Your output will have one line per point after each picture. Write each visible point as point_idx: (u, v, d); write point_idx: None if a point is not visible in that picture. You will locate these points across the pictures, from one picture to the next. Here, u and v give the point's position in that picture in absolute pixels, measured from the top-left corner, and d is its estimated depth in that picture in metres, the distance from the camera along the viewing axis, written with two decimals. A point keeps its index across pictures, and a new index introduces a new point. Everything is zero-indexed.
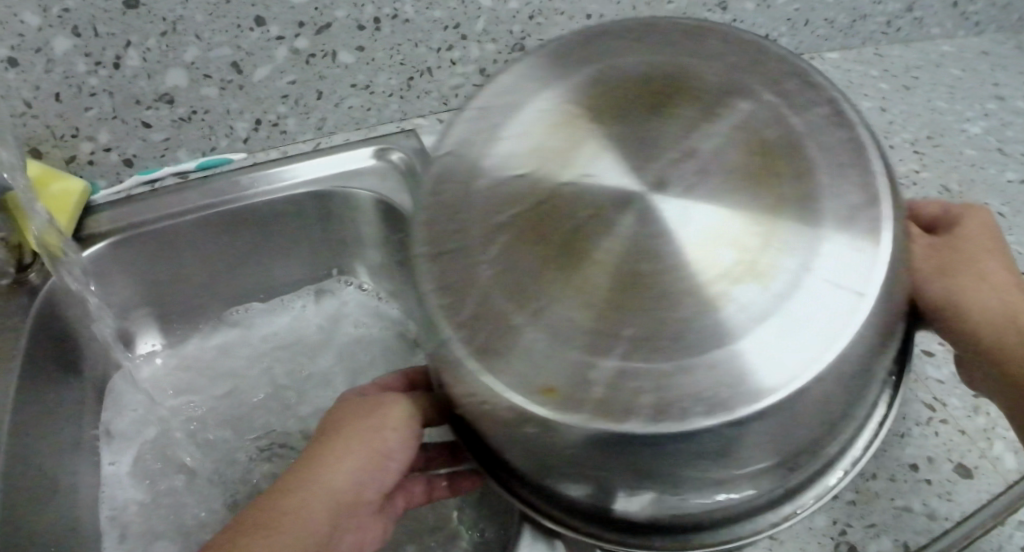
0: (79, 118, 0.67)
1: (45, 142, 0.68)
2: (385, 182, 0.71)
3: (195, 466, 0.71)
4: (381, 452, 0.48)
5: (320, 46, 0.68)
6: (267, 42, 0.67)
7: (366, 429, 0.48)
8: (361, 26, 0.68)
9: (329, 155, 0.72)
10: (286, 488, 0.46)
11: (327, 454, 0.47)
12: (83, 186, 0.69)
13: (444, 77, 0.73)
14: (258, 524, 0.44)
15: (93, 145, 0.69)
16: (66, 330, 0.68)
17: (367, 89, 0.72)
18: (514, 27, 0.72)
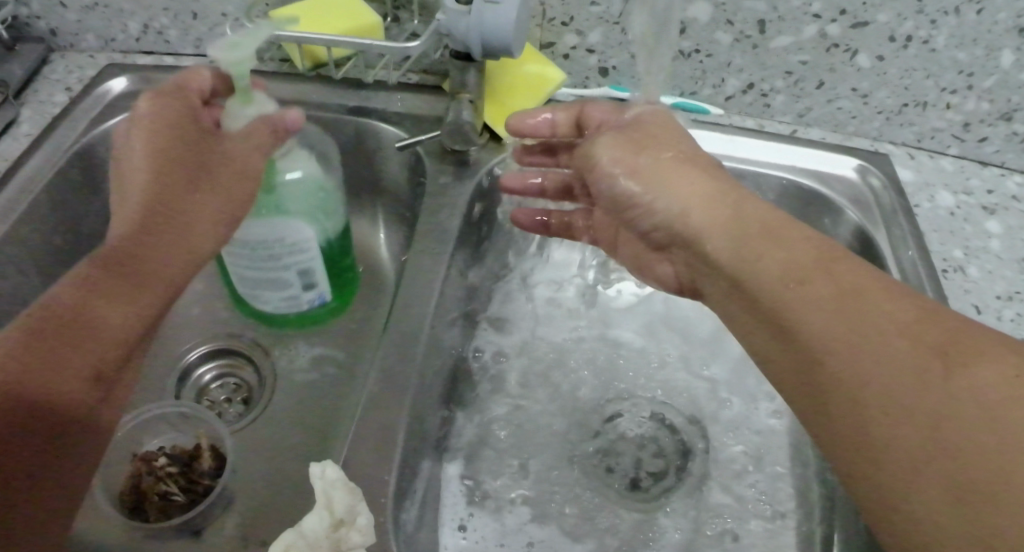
0: (581, 11, 0.60)
1: (532, 19, 0.61)
2: (857, 198, 0.65)
3: (523, 403, 0.63)
4: (858, 343, 0.38)
5: (848, 41, 0.62)
6: (802, 15, 0.60)
7: (831, 312, 0.39)
8: (893, 38, 0.62)
9: (806, 148, 0.66)
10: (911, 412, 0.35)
11: (814, 343, 0.39)
12: (559, 77, 0.61)
13: (931, 116, 0.69)
14: (910, 464, 0.35)
15: (578, 42, 0.62)
16: (469, 211, 0.61)
17: (862, 98, 0.67)
18: (1015, 98, 0.66)
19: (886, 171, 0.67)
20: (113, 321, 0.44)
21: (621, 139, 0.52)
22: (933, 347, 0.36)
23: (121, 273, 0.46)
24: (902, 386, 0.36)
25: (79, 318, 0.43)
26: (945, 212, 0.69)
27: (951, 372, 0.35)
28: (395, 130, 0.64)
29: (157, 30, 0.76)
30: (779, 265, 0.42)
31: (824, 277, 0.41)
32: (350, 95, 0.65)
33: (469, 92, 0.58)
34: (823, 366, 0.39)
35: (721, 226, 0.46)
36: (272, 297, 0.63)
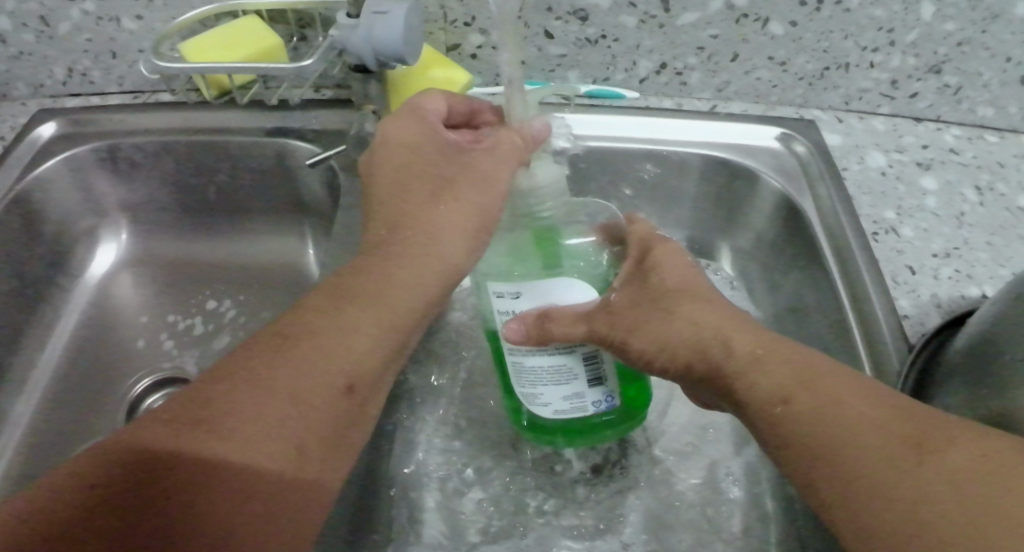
0: (482, 8, 0.59)
1: (433, 21, 0.61)
2: (782, 168, 0.64)
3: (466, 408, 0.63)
4: (816, 422, 0.39)
5: (758, 9, 0.61)
6: None
7: (790, 387, 0.41)
8: (804, 1, 0.61)
9: (727, 122, 0.66)
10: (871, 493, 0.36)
11: (781, 417, 0.41)
12: (465, 79, 0.61)
13: (856, 77, 0.68)
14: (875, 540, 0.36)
15: (483, 40, 0.62)
16: None
17: (781, 66, 0.67)
18: (940, 50, 0.66)
19: (812, 138, 0.66)
20: (247, 414, 0.39)
21: (612, 315, 0.47)
22: (900, 434, 0.37)
23: (349, 335, 0.44)
24: (877, 475, 0.36)
25: (284, 370, 0.41)
26: (876, 173, 0.68)
27: (923, 459, 0.36)
28: (310, 147, 0.63)
29: (81, 72, 0.75)
30: (743, 341, 0.44)
31: (806, 382, 0.41)
32: (268, 117, 0.65)
33: (373, 103, 0.60)
34: (810, 461, 0.39)
35: (712, 367, 0.45)
36: (554, 399, 0.50)
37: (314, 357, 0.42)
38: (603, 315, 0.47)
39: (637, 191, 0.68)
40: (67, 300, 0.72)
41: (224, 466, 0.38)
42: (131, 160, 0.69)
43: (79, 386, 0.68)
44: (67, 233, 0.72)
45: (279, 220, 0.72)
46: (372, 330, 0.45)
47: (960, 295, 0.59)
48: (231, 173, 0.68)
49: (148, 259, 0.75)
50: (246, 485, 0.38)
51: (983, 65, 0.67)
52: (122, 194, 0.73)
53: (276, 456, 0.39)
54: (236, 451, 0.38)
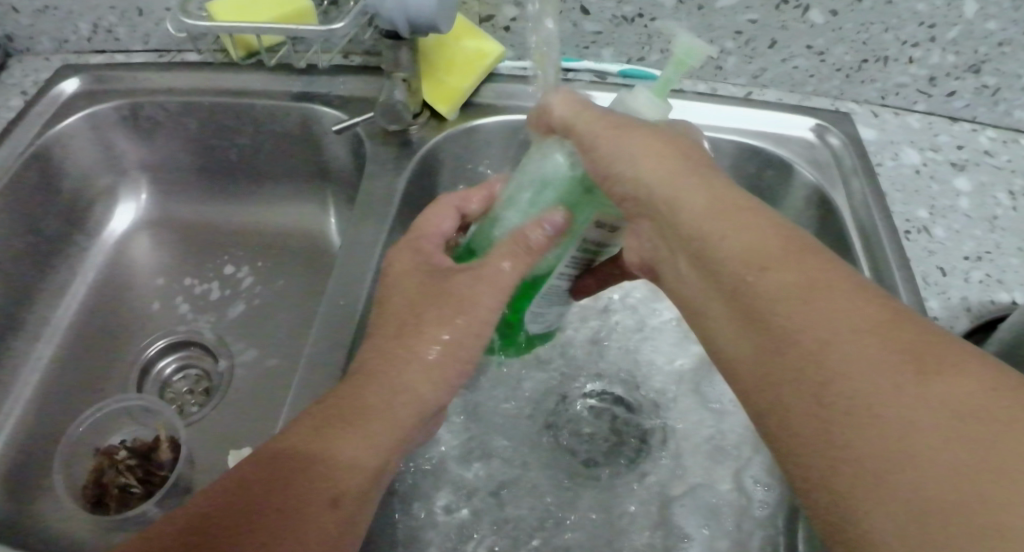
0: None
1: None
2: (816, 160, 0.63)
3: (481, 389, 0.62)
4: (800, 335, 0.34)
5: None
6: None
7: (772, 287, 0.35)
8: None
9: (761, 110, 0.64)
10: (842, 405, 0.31)
11: (760, 324, 0.36)
12: (497, 51, 0.59)
13: (894, 71, 0.67)
14: (838, 465, 0.31)
15: (517, 12, 0.60)
16: (413, 192, 0.60)
17: (818, 55, 0.65)
18: (981, 48, 0.64)
19: (846, 130, 0.64)
20: (335, 446, 0.41)
21: (610, 126, 0.43)
22: (904, 346, 0.31)
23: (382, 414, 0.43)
24: (872, 387, 0.31)
25: (326, 457, 0.41)
26: (909, 170, 0.67)
27: (927, 377, 0.30)
28: (337, 113, 0.62)
29: (107, 29, 0.74)
30: (743, 245, 0.37)
31: (794, 263, 0.36)
32: (295, 81, 0.64)
33: (403, 70, 0.57)
34: (797, 363, 0.33)
35: (675, 197, 0.40)
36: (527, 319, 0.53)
37: (378, 389, 0.43)
38: (609, 121, 0.44)
39: None
40: (83, 258, 0.71)
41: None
42: (154, 120, 0.68)
43: (92, 345, 0.67)
44: (87, 192, 0.71)
45: (299, 188, 0.71)
46: (397, 424, 0.44)
47: (990, 300, 0.58)
48: (254, 137, 0.67)
49: (167, 220, 0.74)
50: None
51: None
52: (142, 155, 0.72)
53: (347, 476, 0.41)
54: (268, 546, 0.37)
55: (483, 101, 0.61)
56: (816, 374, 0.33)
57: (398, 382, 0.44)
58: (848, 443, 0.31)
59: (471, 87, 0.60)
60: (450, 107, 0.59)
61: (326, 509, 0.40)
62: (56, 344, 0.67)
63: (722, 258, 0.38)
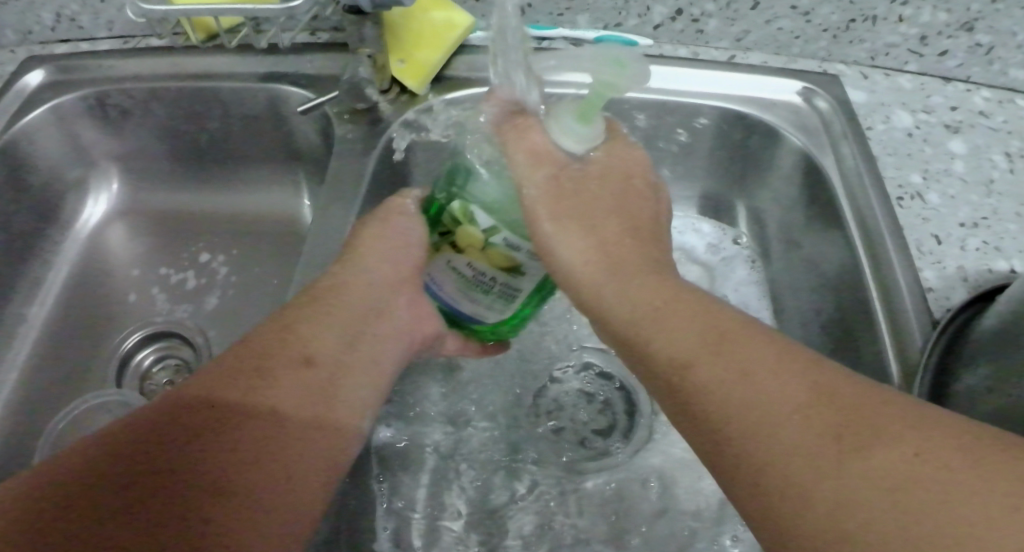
0: None
1: None
2: (804, 125, 0.60)
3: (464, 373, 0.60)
4: (727, 426, 0.36)
5: None
6: None
7: (707, 392, 0.37)
8: None
9: (746, 73, 0.61)
10: (767, 478, 0.34)
11: (697, 412, 0.37)
12: (467, 21, 0.57)
13: (884, 30, 0.64)
14: (770, 522, 0.34)
15: None
16: (387, 172, 0.58)
17: (804, 16, 0.62)
18: (976, 4, 0.61)
19: (835, 93, 0.62)
20: (301, 358, 0.42)
21: (554, 189, 0.44)
22: (827, 427, 0.33)
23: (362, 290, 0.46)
24: (800, 470, 0.33)
25: (307, 324, 0.43)
26: (901, 134, 0.65)
27: (846, 459, 0.32)
28: (305, 93, 0.60)
29: (70, 17, 0.72)
30: (671, 345, 0.39)
31: (717, 356, 0.37)
32: (260, 61, 0.62)
33: (369, 47, 0.55)
34: (731, 453, 0.35)
35: (617, 311, 0.42)
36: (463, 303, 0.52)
37: (345, 315, 0.44)
38: (553, 178, 0.44)
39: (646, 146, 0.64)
40: (57, 253, 0.69)
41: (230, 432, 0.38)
42: (120, 108, 0.66)
43: (68, 343, 0.65)
44: (57, 185, 0.69)
45: (271, 172, 0.69)
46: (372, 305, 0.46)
47: (987, 268, 0.56)
48: (224, 121, 0.65)
49: (140, 211, 0.72)
50: (262, 428, 0.39)
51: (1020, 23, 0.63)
52: (110, 145, 0.69)
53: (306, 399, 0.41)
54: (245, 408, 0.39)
55: (453, 75, 0.59)
56: (742, 454, 0.35)
57: (371, 280, 0.46)
58: (782, 503, 0.33)
59: (441, 60, 0.58)
60: (419, 82, 0.57)
61: (302, 371, 0.41)
62: (31, 343, 0.65)
63: (657, 355, 0.40)
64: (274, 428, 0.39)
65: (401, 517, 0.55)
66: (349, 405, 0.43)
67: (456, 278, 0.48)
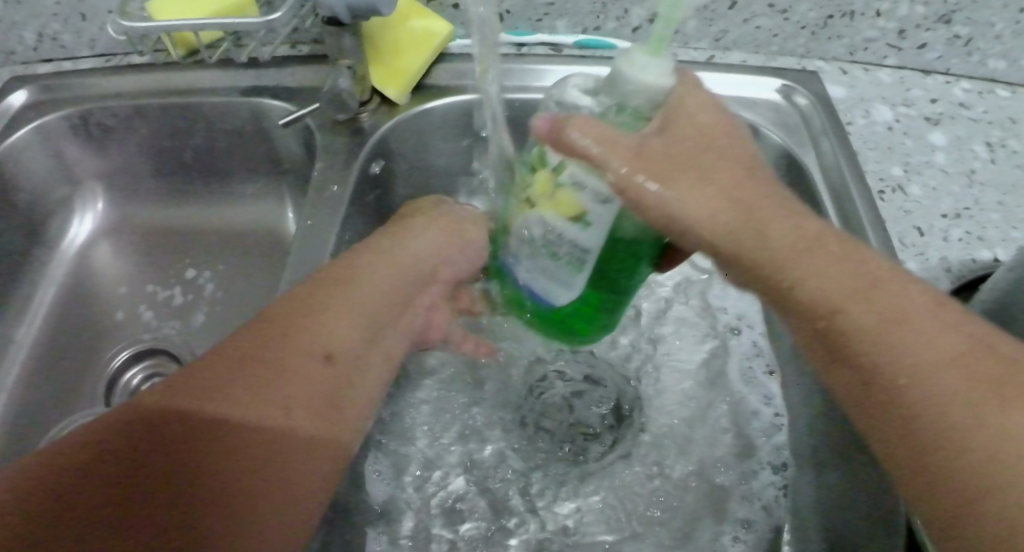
0: None
1: None
2: (784, 123, 0.61)
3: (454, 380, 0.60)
4: (886, 374, 0.37)
5: None
6: None
7: (878, 339, 0.38)
8: None
9: (724, 73, 0.62)
10: (933, 432, 0.36)
11: (857, 357, 0.39)
12: (447, 31, 0.57)
13: (862, 26, 0.64)
14: (925, 476, 0.36)
15: None
16: (370, 182, 0.58)
17: (782, 14, 0.63)
18: None
19: (814, 89, 0.62)
20: (310, 347, 0.43)
21: (641, 157, 0.43)
22: (980, 379, 0.36)
23: (367, 283, 0.48)
24: (962, 414, 0.35)
25: (318, 313, 0.44)
26: (882, 128, 0.65)
27: (1006, 405, 0.35)
28: (286, 105, 0.60)
29: (52, 36, 0.72)
30: (826, 289, 0.40)
31: (867, 304, 0.39)
32: (241, 75, 0.62)
33: (349, 57, 0.55)
34: (889, 407, 0.37)
35: (735, 238, 0.42)
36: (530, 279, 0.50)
37: (351, 306, 0.46)
38: (635, 153, 0.43)
39: None
40: (45, 273, 0.69)
41: (235, 417, 0.39)
42: (104, 126, 0.66)
43: (57, 362, 0.65)
44: (43, 204, 0.69)
45: (256, 186, 0.69)
46: (376, 300, 0.47)
47: (971, 259, 0.56)
48: (207, 136, 0.65)
49: (126, 228, 0.72)
50: (274, 415, 0.40)
51: (997, 15, 0.64)
52: (95, 163, 0.69)
53: (318, 389, 0.42)
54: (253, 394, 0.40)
55: (434, 84, 0.59)
56: (892, 404, 0.37)
57: (376, 277, 0.48)
58: (936, 452, 0.35)
59: (421, 69, 0.58)
60: (400, 91, 0.57)
61: (316, 363, 0.42)
62: (19, 364, 0.65)
63: (806, 295, 0.40)
64: (278, 420, 0.40)
65: (393, 525, 0.54)
66: (354, 399, 0.44)
67: (526, 244, 0.48)
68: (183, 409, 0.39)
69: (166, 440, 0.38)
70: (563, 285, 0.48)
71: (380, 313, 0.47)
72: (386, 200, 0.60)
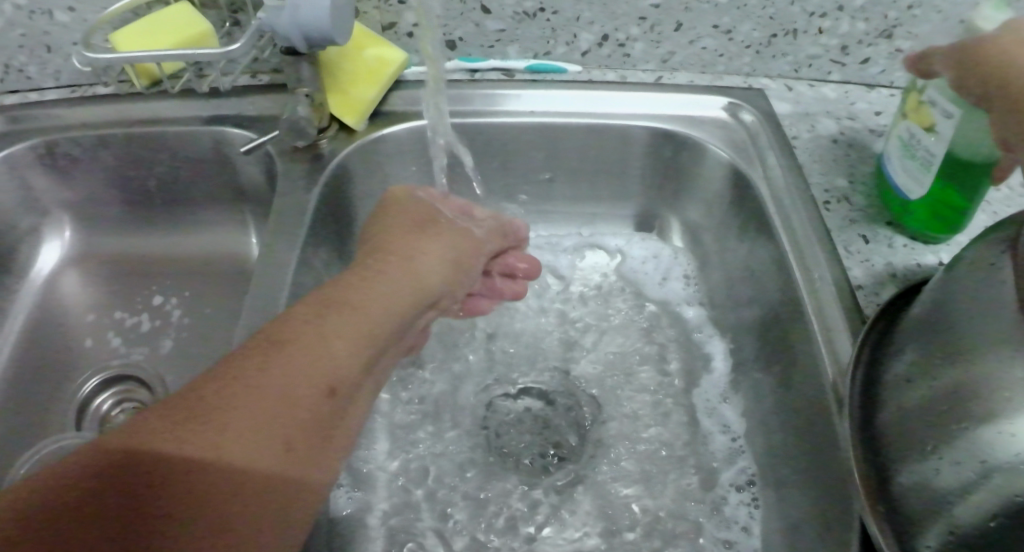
0: None
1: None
2: (731, 139, 0.63)
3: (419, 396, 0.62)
4: None
5: None
6: None
7: None
8: None
9: (673, 92, 0.64)
10: None
11: None
12: (400, 57, 0.59)
13: (805, 43, 0.67)
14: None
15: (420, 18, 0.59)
16: (331, 207, 0.59)
17: (727, 35, 0.65)
18: (889, 13, 0.64)
19: (759, 106, 0.64)
20: (315, 375, 0.40)
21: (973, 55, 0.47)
22: None
23: (370, 304, 0.45)
24: None
25: (322, 336, 0.42)
26: (828, 141, 0.67)
27: None
28: (247, 133, 0.62)
29: (18, 68, 0.73)
30: None
31: None
32: (204, 105, 0.64)
33: (307, 86, 0.56)
34: None
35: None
36: (908, 180, 0.58)
37: (352, 329, 0.43)
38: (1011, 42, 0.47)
39: (585, 167, 0.66)
40: (12, 302, 0.70)
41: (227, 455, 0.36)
42: (70, 155, 0.67)
43: (26, 390, 0.66)
44: (10, 233, 0.70)
45: (222, 212, 0.70)
46: (378, 322, 0.45)
47: (915, 263, 0.58)
48: (172, 164, 0.67)
49: (93, 255, 0.73)
50: (275, 450, 0.38)
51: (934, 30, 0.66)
52: (62, 191, 0.70)
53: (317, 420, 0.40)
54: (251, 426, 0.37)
55: (391, 110, 0.61)
56: None
57: (377, 296, 0.46)
58: None
59: (377, 96, 0.60)
60: (357, 118, 0.59)
61: (321, 396, 0.40)
62: None
63: None
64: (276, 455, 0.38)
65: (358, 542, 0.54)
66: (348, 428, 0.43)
67: (901, 149, 0.58)
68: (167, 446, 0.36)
69: (154, 475, 0.35)
70: (916, 183, 0.57)
71: (382, 333, 0.45)
72: (348, 224, 0.62)
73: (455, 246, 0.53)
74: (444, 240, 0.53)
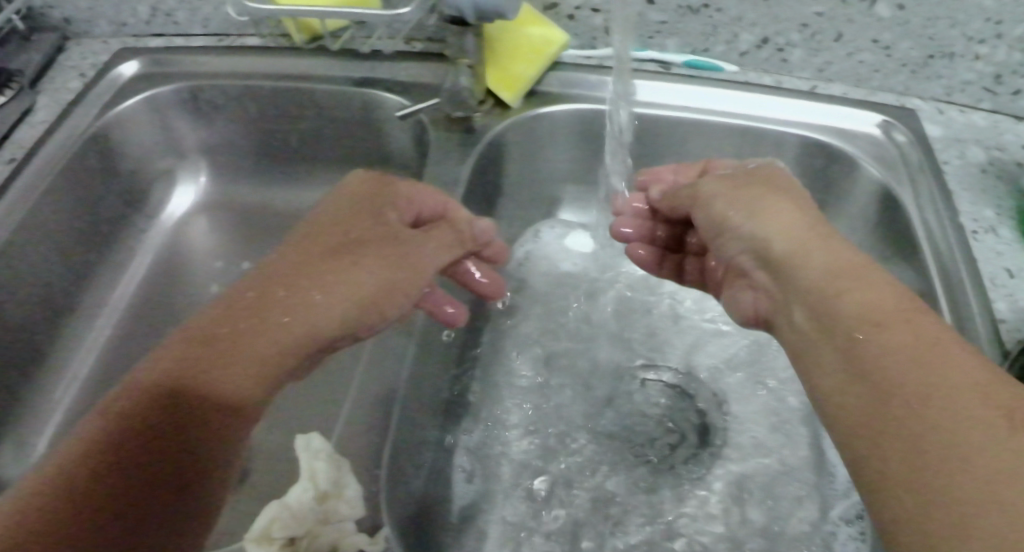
0: None
1: None
2: (882, 157, 0.61)
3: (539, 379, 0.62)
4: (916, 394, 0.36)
5: None
6: None
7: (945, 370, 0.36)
8: None
9: (826, 104, 0.63)
10: (919, 395, 0.36)
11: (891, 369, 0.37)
12: (564, 39, 0.59)
13: (961, 67, 0.65)
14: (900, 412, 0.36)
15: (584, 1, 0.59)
16: (478, 180, 0.59)
17: (884, 50, 0.64)
18: None
19: (911, 126, 0.63)
20: (226, 384, 0.43)
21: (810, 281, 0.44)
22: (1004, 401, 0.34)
23: (313, 311, 0.46)
24: (963, 409, 0.34)
25: (242, 335, 0.45)
26: (976, 170, 0.65)
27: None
28: (401, 99, 0.62)
29: (167, 13, 0.75)
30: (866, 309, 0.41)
31: (913, 353, 0.37)
32: (357, 66, 0.64)
33: (470, 57, 0.57)
34: (887, 390, 0.37)
35: (865, 365, 0.39)
36: None
37: (289, 329, 0.46)
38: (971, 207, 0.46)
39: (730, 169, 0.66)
40: (141, 240, 0.72)
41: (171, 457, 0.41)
42: (212, 103, 0.69)
43: (149, 327, 0.67)
44: (145, 172, 0.72)
45: (355, 174, 0.71)
46: (312, 333, 0.46)
47: None
48: (316, 123, 0.68)
49: (221, 203, 0.74)
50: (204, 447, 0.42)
51: None
52: (199, 138, 0.72)
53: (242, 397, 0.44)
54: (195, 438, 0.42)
55: (545, 89, 0.61)
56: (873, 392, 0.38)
57: (347, 293, 0.47)
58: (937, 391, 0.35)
59: (536, 75, 0.60)
60: (514, 95, 0.59)
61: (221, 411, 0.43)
62: (113, 326, 0.67)
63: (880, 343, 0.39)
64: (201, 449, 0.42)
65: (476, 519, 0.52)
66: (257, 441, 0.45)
67: None
68: (134, 439, 0.41)
69: (128, 461, 0.40)
70: None
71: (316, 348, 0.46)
72: (488, 199, 0.62)
73: (433, 254, 0.52)
74: (421, 247, 0.51)
